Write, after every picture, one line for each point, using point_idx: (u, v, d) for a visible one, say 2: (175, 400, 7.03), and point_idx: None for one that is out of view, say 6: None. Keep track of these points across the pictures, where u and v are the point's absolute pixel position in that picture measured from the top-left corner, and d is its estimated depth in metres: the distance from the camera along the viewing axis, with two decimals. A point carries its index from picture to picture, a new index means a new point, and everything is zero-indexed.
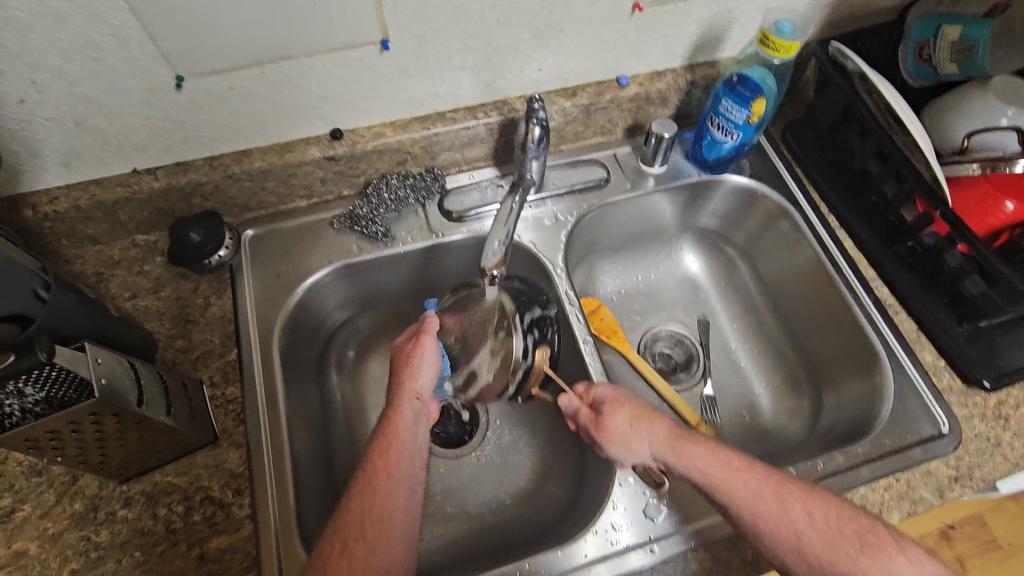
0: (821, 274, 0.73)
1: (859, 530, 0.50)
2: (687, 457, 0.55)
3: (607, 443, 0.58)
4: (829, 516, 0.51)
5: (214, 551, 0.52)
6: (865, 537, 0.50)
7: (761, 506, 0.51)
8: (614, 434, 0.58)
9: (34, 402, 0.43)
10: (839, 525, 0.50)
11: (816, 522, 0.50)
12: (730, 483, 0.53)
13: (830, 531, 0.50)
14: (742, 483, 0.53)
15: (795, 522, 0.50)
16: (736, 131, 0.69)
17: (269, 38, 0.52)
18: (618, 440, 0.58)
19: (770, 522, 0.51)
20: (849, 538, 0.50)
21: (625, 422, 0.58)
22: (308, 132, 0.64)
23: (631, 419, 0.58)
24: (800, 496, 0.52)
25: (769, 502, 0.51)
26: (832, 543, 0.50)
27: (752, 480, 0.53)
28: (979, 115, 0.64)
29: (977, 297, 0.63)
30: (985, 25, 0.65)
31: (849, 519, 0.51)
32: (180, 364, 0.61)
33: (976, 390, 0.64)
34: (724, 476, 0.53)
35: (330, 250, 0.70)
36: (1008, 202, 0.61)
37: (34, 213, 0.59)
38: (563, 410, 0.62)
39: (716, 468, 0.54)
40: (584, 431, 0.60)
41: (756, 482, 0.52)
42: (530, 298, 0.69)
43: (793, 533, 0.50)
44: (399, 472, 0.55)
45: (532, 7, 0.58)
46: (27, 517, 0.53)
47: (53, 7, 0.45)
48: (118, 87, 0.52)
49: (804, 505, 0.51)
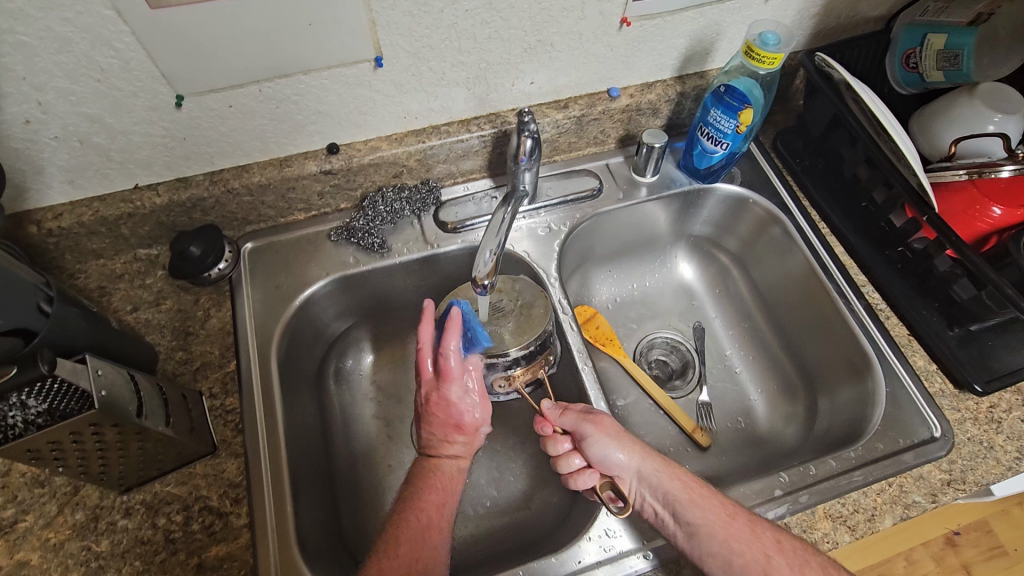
0: (813, 280, 0.73)
1: (823, 563, 0.51)
2: (671, 470, 0.57)
3: (600, 437, 0.57)
4: (796, 547, 0.52)
5: (213, 560, 0.53)
6: (829, 569, 0.51)
7: (733, 526, 0.52)
8: (608, 430, 0.58)
9: (35, 413, 0.43)
10: (806, 557, 0.51)
11: (784, 550, 0.51)
12: (707, 501, 0.54)
13: (796, 560, 0.51)
14: (718, 502, 0.54)
15: (765, 544, 0.51)
16: (725, 140, 0.70)
17: (266, 58, 0.54)
18: (612, 436, 0.57)
19: (740, 541, 0.51)
20: (815, 570, 0.50)
21: (618, 427, 0.59)
22: (306, 147, 0.66)
23: (623, 428, 0.59)
24: (770, 526, 0.53)
25: (741, 525, 0.52)
26: (798, 570, 0.50)
27: (726, 503, 0.54)
28: (968, 120, 0.65)
29: (968, 302, 0.63)
30: (969, 34, 0.66)
31: (814, 553, 0.52)
32: (180, 375, 0.62)
33: (968, 394, 0.65)
34: (703, 493, 0.55)
35: (327, 262, 0.71)
36: (995, 208, 0.62)
37: (39, 229, 0.60)
38: (545, 411, 0.61)
39: (696, 486, 0.55)
40: (568, 427, 0.59)
41: (730, 505, 0.54)
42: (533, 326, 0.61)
43: (762, 557, 0.51)
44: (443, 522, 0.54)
45: (523, 23, 0.59)
46: (29, 528, 0.54)
47: (58, 31, 0.47)
48: (120, 106, 0.54)
49: (774, 535, 0.52)
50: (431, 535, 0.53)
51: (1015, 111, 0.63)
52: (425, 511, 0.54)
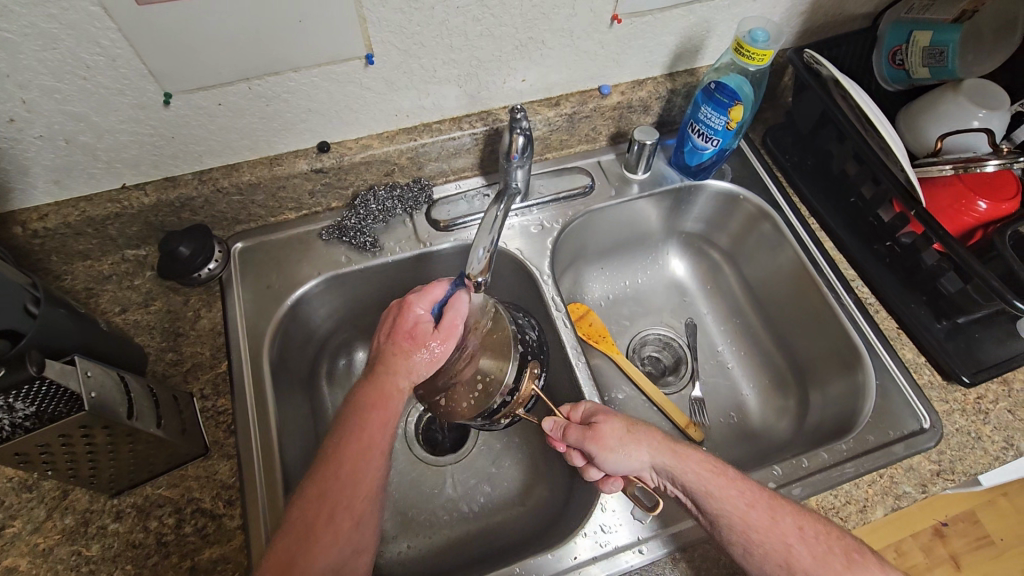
0: (802, 275, 0.74)
1: (847, 548, 0.51)
2: (684, 461, 0.54)
3: (604, 454, 0.54)
4: (818, 532, 0.51)
5: (206, 563, 0.53)
6: (854, 555, 0.50)
7: (753, 518, 0.51)
8: (609, 443, 0.54)
9: (23, 416, 0.43)
10: (829, 544, 0.50)
11: (805, 537, 0.51)
12: (724, 493, 0.52)
13: (819, 546, 0.50)
14: (736, 493, 0.52)
15: (787, 534, 0.50)
16: (716, 136, 0.71)
17: (256, 55, 0.53)
18: (615, 449, 0.54)
19: (760, 532, 0.51)
20: (838, 557, 0.50)
21: (621, 430, 0.55)
22: (296, 146, 0.65)
23: (626, 426, 0.55)
24: (791, 511, 0.52)
25: (761, 513, 0.51)
26: (820, 559, 0.50)
27: (746, 490, 0.52)
28: (952, 116, 0.66)
29: (955, 294, 0.64)
30: (953, 31, 0.67)
31: (839, 538, 0.51)
32: (171, 377, 0.61)
33: (956, 385, 0.66)
34: (720, 484, 0.52)
35: (319, 261, 0.70)
36: (981, 201, 0.63)
37: (24, 230, 0.59)
38: (548, 433, 0.58)
39: (713, 476, 0.53)
40: (574, 446, 0.56)
41: (751, 493, 0.52)
42: (492, 357, 0.59)
43: (783, 546, 0.50)
44: (385, 448, 0.53)
45: (514, 20, 0.59)
46: (17, 533, 0.53)
47: (43, 27, 0.46)
48: (107, 105, 0.53)
49: (796, 521, 0.52)
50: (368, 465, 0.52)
51: (999, 106, 0.64)
52: (366, 433, 0.52)
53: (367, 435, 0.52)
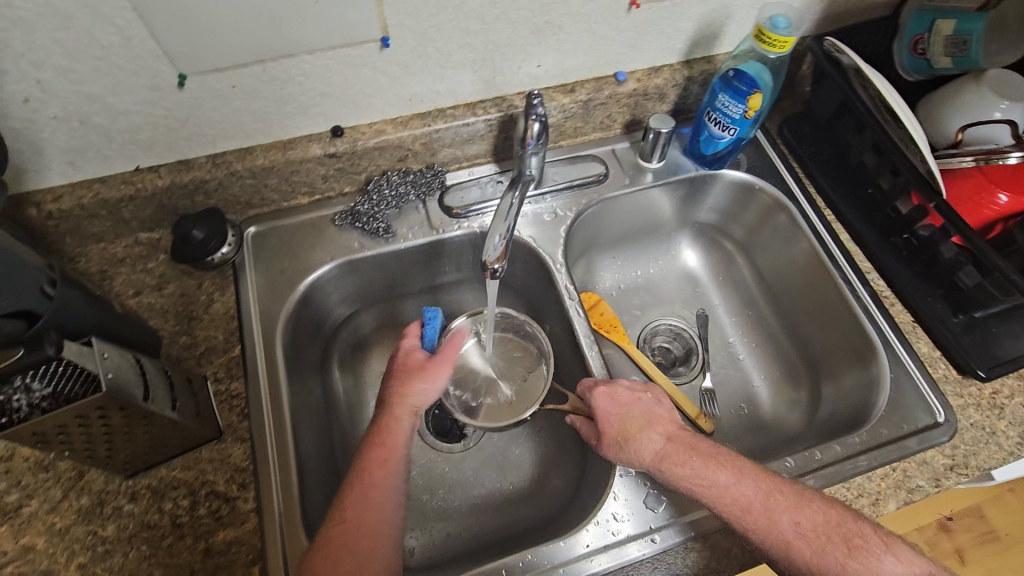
0: (817, 267, 0.74)
1: (847, 535, 0.50)
2: (674, 474, 0.55)
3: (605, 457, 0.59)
4: (817, 524, 0.51)
5: (220, 544, 0.53)
6: (854, 541, 0.50)
7: (750, 521, 0.51)
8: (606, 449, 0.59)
9: (40, 397, 0.43)
10: (829, 534, 0.50)
11: (802, 531, 0.50)
12: (720, 502, 0.53)
13: (818, 539, 0.50)
14: (728, 501, 0.52)
15: (784, 534, 0.50)
16: (733, 125, 0.70)
17: (271, 37, 0.53)
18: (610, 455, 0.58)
19: (758, 533, 0.51)
20: (839, 547, 0.49)
21: (616, 437, 0.58)
22: (309, 130, 0.65)
23: (621, 434, 0.58)
24: (789, 508, 0.52)
25: (757, 516, 0.51)
26: (820, 552, 0.50)
27: (740, 495, 0.52)
28: (974, 107, 0.65)
29: (974, 289, 0.63)
30: (979, 19, 0.66)
31: (839, 525, 0.51)
32: (185, 360, 0.62)
33: (971, 380, 0.65)
34: (714, 494, 0.53)
35: (332, 246, 0.70)
36: (1002, 194, 0.62)
37: (39, 211, 0.59)
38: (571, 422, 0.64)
39: (704, 489, 0.53)
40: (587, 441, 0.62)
41: (744, 498, 0.52)
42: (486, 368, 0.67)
43: (782, 545, 0.50)
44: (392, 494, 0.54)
45: (532, 4, 0.58)
46: (34, 512, 0.53)
47: (58, 6, 0.45)
48: (122, 85, 0.53)
49: (793, 516, 0.51)
50: (391, 455, 0.55)
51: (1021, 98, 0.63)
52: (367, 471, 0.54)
53: (396, 428, 0.56)
